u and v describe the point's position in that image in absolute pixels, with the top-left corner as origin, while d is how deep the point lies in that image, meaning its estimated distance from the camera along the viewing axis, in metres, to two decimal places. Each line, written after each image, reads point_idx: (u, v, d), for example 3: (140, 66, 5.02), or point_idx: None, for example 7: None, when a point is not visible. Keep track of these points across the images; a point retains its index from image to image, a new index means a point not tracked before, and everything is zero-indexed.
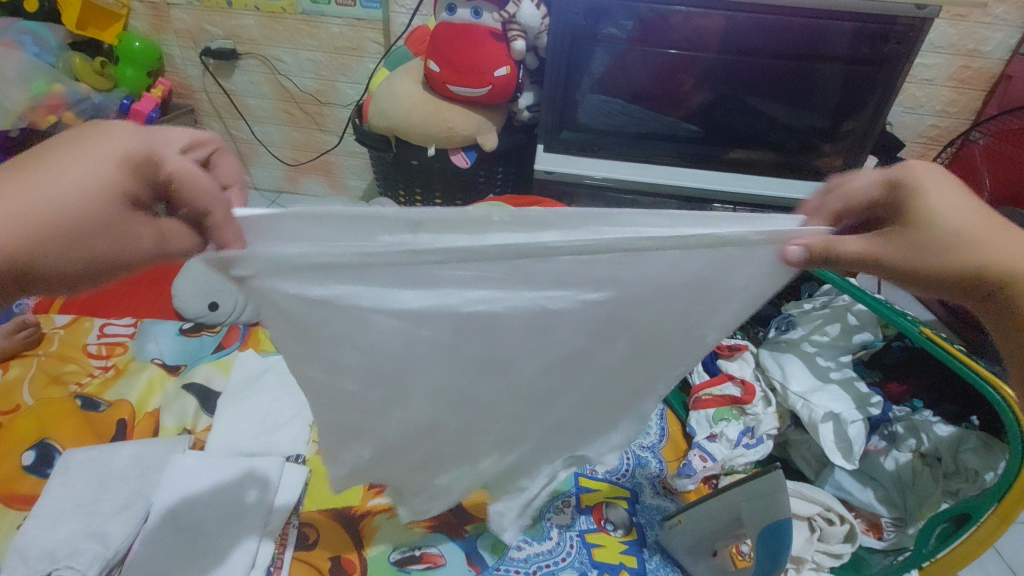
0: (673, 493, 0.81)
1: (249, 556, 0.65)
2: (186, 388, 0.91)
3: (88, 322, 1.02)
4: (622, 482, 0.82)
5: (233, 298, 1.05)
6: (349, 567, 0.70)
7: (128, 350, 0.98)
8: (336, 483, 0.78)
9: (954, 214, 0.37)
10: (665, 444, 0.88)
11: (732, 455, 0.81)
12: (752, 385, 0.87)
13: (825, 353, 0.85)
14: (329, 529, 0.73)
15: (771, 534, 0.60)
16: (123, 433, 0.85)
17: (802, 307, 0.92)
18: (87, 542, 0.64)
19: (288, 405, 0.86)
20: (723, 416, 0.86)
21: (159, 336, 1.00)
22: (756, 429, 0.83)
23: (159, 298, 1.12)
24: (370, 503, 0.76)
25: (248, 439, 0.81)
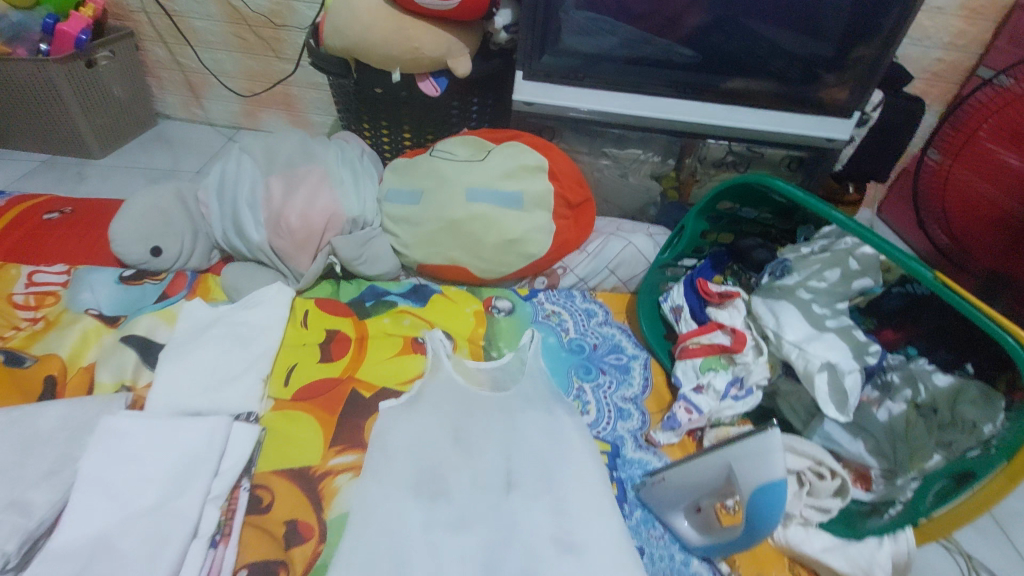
0: (655, 446, 0.76)
1: (194, 522, 0.57)
2: (125, 340, 0.82)
3: (15, 270, 0.93)
4: (603, 436, 0.77)
5: (178, 241, 0.95)
6: (307, 532, 0.63)
7: (61, 300, 0.89)
8: (288, 439, 0.72)
9: None
10: (648, 396, 0.84)
11: (719, 408, 0.76)
12: (743, 334, 0.79)
13: (820, 300, 0.80)
14: (286, 489, 0.67)
15: (766, 507, 0.57)
16: (54, 390, 0.76)
17: (799, 252, 0.84)
18: (3, 514, 0.57)
19: (234, 362, 0.78)
20: (710, 366, 0.80)
21: (95, 285, 0.91)
22: (745, 380, 0.77)
23: (98, 242, 1.01)
24: (332, 463, 0.70)
25: (193, 396, 0.74)
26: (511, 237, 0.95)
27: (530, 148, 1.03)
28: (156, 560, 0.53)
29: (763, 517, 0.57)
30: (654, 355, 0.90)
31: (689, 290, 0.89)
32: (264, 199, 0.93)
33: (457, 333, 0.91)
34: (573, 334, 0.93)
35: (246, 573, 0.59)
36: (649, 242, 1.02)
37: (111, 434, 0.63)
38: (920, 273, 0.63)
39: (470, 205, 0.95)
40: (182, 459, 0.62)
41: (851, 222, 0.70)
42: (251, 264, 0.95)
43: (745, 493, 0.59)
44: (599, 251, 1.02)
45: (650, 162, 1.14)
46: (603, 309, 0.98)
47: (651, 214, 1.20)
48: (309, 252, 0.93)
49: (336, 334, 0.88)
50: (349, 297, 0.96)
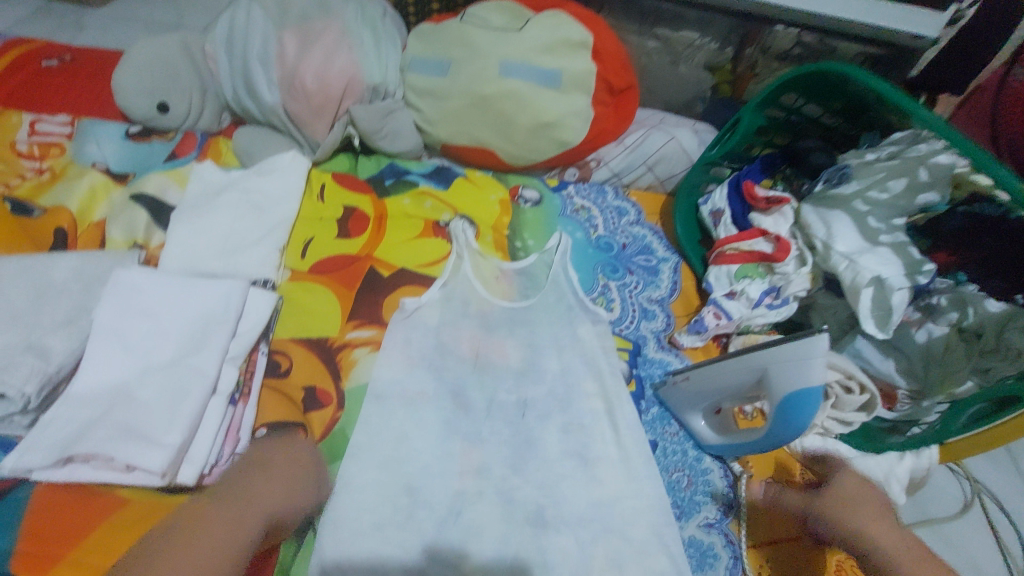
0: (677, 348, 0.74)
1: (213, 378, 0.56)
2: (135, 198, 0.78)
3: (14, 117, 0.87)
4: (625, 334, 0.75)
5: (186, 98, 0.88)
6: (325, 400, 0.64)
7: (66, 152, 0.84)
8: (306, 311, 0.70)
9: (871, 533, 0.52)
10: (675, 299, 0.81)
11: (750, 315, 0.73)
12: (787, 241, 0.74)
13: (879, 214, 0.72)
14: (303, 357, 0.66)
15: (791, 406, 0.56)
16: (66, 242, 0.73)
17: (863, 157, 0.76)
18: (23, 355, 0.57)
19: (250, 229, 0.75)
20: (746, 273, 0.75)
21: (100, 139, 0.85)
22: (783, 290, 0.73)
23: (101, 94, 0.94)
24: (350, 336, 0.70)
25: (208, 258, 0.71)
26: (546, 120, 0.87)
27: (573, 20, 0.91)
28: (174, 408, 0.52)
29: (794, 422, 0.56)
30: (686, 258, 0.85)
31: (734, 193, 0.83)
32: (277, 56, 0.84)
33: (481, 221, 0.86)
34: (602, 232, 0.88)
35: (267, 429, 0.59)
36: (693, 139, 0.94)
37: (124, 288, 0.60)
38: (1004, 181, 0.56)
39: (502, 80, 0.86)
40: (199, 318, 0.61)
41: (937, 122, 0.62)
42: (264, 129, 0.89)
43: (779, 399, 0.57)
44: (638, 145, 0.93)
45: (707, 49, 1.00)
46: (636, 209, 0.92)
47: (697, 111, 1.09)
48: (326, 120, 0.86)
49: (354, 212, 0.83)
50: (368, 174, 0.90)
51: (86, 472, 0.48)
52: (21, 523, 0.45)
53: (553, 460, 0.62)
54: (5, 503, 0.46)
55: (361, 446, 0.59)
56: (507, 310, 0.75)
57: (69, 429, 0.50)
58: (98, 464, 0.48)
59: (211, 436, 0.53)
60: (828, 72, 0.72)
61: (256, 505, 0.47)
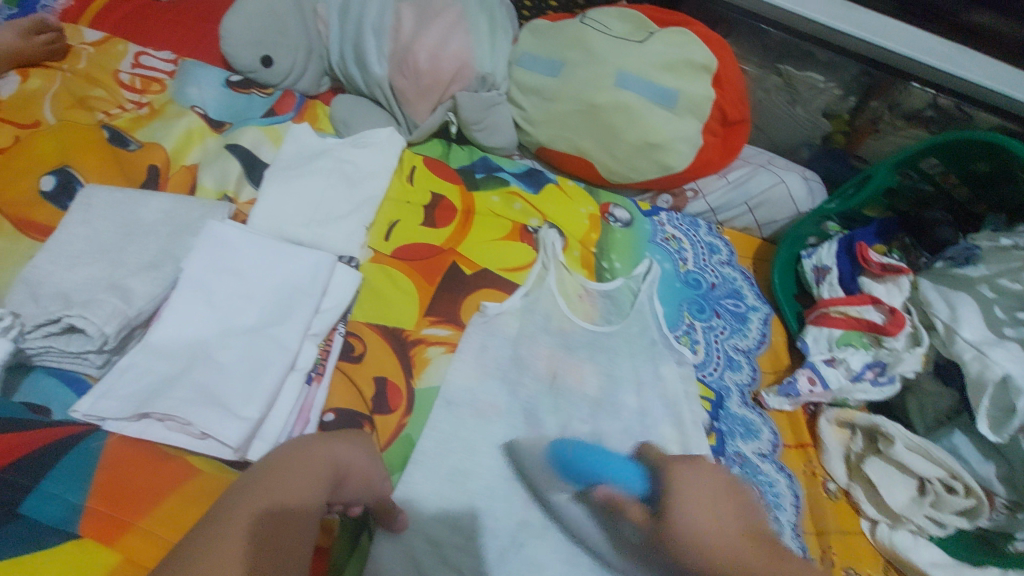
0: (762, 408, 0.70)
1: (292, 354, 0.53)
2: (229, 148, 0.76)
3: (120, 46, 0.86)
4: (707, 381, 0.70)
5: (291, 55, 0.85)
6: (395, 397, 0.60)
7: (167, 90, 0.82)
8: (385, 297, 0.67)
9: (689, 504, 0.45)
10: (762, 353, 0.76)
11: (850, 388, 0.68)
12: (903, 316, 0.69)
13: (1007, 303, 0.66)
14: (379, 345, 0.63)
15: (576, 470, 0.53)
16: (156, 182, 0.72)
17: (997, 240, 0.69)
18: (106, 294, 0.55)
19: (339, 201, 0.72)
20: (849, 341, 0.71)
21: (201, 82, 0.84)
22: (889, 367, 0.68)
23: (205, 36, 0.92)
24: (426, 332, 0.66)
25: (296, 225, 0.69)
26: (653, 141, 0.82)
27: (699, 40, 0.86)
28: (254, 378, 0.50)
29: (596, 463, 0.52)
30: (778, 311, 0.80)
31: (843, 253, 0.78)
32: (393, 28, 0.82)
33: (570, 233, 0.82)
34: (691, 267, 0.82)
35: (335, 415, 0.57)
36: (802, 186, 0.89)
37: (210, 242, 0.58)
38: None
39: (616, 91, 0.82)
40: (283, 287, 0.58)
41: None
42: (364, 101, 0.86)
43: (557, 475, 0.55)
44: (742, 183, 0.89)
45: (829, 94, 0.95)
46: (728, 248, 0.87)
47: (802, 156, 1.04)
48: (429, 102, 0.83)
49: (441, 200, 0.80)
50: (459, 164, 0.87)
51: (159, 431, 0.46)
52: (93, 477, 0.42)
53: None
54: (77, 451, 0.43)
55: (428, 455, 0.57)
56: (589, 332, 0.70)
57: (146, 381, 0.48)
58: (173, 426, 0.46)
59: (284, 416, 0.51)
60: (973, 139, 0.67)
61: (312, 467, 0.44)
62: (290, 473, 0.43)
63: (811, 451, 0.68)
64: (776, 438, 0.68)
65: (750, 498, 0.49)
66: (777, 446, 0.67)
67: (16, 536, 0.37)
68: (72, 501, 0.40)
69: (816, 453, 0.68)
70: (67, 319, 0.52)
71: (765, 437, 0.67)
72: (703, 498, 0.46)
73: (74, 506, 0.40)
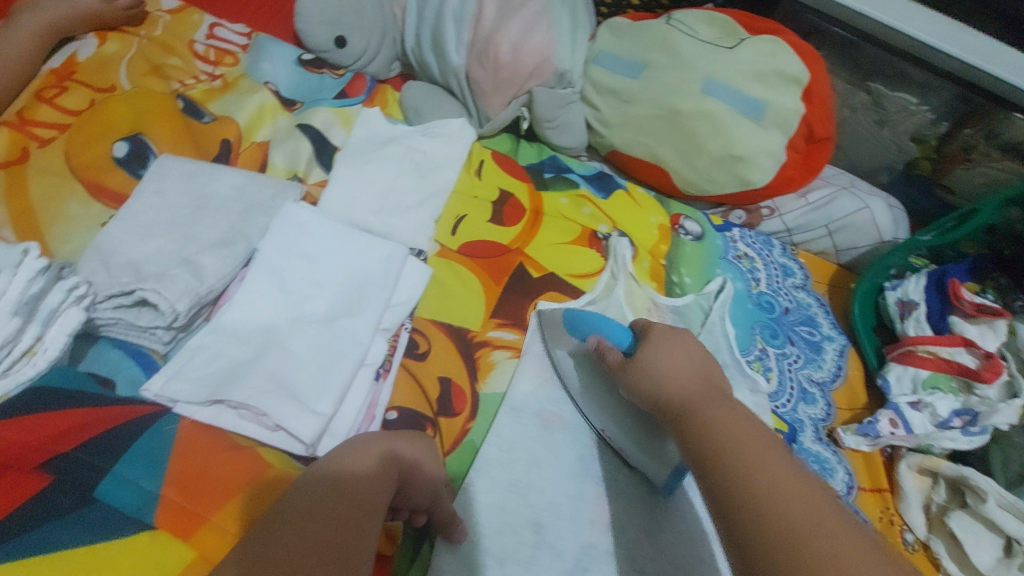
0: (838, 446, 0.66)
1: (365, 348, 0.51)
2: (300, 128, 0.74)
3: (196, 16, 0.84)
4: (781, 413, 0.66)
5: (365, 37, 0.83)
6: (459, 399, 0.57)
7: (240, 63, 0.81)
8: (451, 293, 0.65)
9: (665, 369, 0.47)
10: (837, 387, 0.72)
11: (937, 435, 0.64)
12: (1000, 363, 0.64)
13: None
14: (444, 343, 0.60)
15: (580, 320, 0.57)
16: (227, 157, 0.70)
17: None
18: (178, 269, 0.53)
19: (409, 190, 0.70)
20: (936, 384, 0.66)
21: (274, 58, 0.82)
22: (981, 417, 0.63)
23: (279, 12, 0.91)
24: (492, 334, 0.63)
25: (366, 212, 0.67)
26: (738, 153, 0.79)
27: (791, 50, 0.82)
28: (327, 371, 0.48)
29: (599, 319, 0.55)
30: (855, 343, 0.76)
31: (932, 288, 0.73)
32: (475, 17, 0.79)
33: (639, 244, 0.79)
34: (764, 288, 0.79)
35: (398, 414, 0.55)
36: (887, 213, 0.83)
37: (285, 223, 0.56)
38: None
39: (703, 98, 0.79)
40: (355, 276, 0.56)
41: None
42: (436, 89, 0.84)
43: (563, 328, 0.60)
44: (823, 204, 0.84)
45: (920, 117, 0.89)
46: (802, 272, 0.83)
47: (880, 181, 0.99)
48: (506, 95, 0.80)
49: (509, 198, 0.77)
50: (528, 162, 0.84)
51: (230, 419, 0.45)
52: (169, 464, 0.40)
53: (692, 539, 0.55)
54: (150, 434, 0.42)
55: (491, 466, 0.54)
56: None
57: (218, 365, 0.47)
58: (245, 415, 0.45)
59: (354, 413, 0.49)
60: None
61: (360, 484, 0.39)
62: (335, 480, 0.39)
63: (887, 496, 0.64)
64: (851, 479, 0.63)
65: (722, 373, 0.50)
66: (852, 488, 0.62)
67: (91, 522, 0.36)
68: (148, 488, 0.38)
69: (892, 499, 0.64)
70: (141, 292, 0.51)
71: (840, 477, 0.63)
72: (681, 352, 0.49)
73: (149, 493, 0.38)
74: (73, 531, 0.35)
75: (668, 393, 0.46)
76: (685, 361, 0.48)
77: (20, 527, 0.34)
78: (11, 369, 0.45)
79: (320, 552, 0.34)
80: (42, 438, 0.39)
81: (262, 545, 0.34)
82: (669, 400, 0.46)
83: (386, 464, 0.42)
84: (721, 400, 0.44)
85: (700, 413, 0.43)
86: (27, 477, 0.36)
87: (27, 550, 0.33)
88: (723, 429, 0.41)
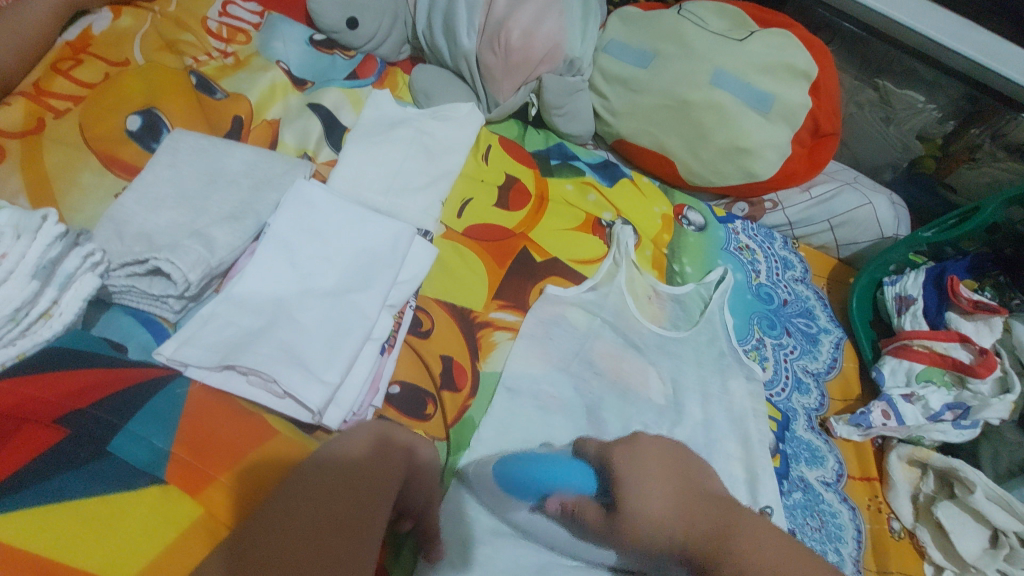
0: (829, 435, 0.67)
1: (371, 323, 0.52)
2: (312, 107, 0.75)
3: None
4: (775, 401, 0.68)
5: (377, 19, 0.84)
6: (460, 377, 0.59)
7: (253, 42, 0.82)
8: (455, 275, 0.66)
9: (653, 504, 0.40)
10: (832, 379, 0.73)
11: (927, 427, 0.65)
12: (994, 359, 0.65)
13: None
14: (447, 323, 0.62)
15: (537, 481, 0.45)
16: (238, 133, 0.71)
17: None
18: (190, 241, 0.54)
19: (416, 172, 0.71)
20: (929, 377, 0.67)
21: (287, 38, 0.83)
22: (972, 411, 0.64)
23: None
24: (494, 316, 0.64)
25: (373, 192, 0.68)
26: (743, 145, 0.80)
27: (799, 43, 0.82)
28: (333, 343, 0.49)
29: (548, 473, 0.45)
30: (851, 337, 0.77)
31: (930, 284, 0.74)
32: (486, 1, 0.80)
33: (643, 232, 0.79)
34: (764, 280, 0.80)
35: (401, 388, 0.56)
36: (889, 209, 0.84)
37: (294, 200, 0.57)
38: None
39: (711, 89, 0.79)
40: (364, 252, 0.57)
41: None
42: (446, 73, 0.85)
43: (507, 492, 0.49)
44: (826, 200, 0.85)
45: (927, 116, 0.90)
46: (803, 265, 0.84)
47: (883, 179, 0.99)
48: (515, 81, 0.81)
49: (515, 182, 0.78)
50: (535, 148, 0.85)
51: (240, 384, 0.47)
52: (178, 423, 0.40)
53: None
54: (162, 394, 0.43)
55: (489, 441, 0.56)
56: (658, 335, 0.68)
57: (229, 332, 0.49)
58: (255, 382, 0.47)
59: (358, 385, 0.50)
60: None
61: (356, 476, 0.36)
62: (333, 467, 0.36)
63: (876, 485, 0.64)
64: (841, 467, 0.65)
65: (695, 471, 0.44)
66: (841, 476, 0.64)
67: (103, 473, 0.36)
68: (157, 444, 0.38)
69: (881, 488, 0.64)
70: (155, 261, 0.52)
71: (830, 465, 0.64)
72: (651, 471, 0.42)
73: (158, 449, 0.38)
74: (86, 483, 0.35)
75: (670, 531, 0.39)
76: (661, 470, 0.43)
77: (36, 478, 0.35)
78: (27, 331, 0.46)
79: (330, 532, 0.32)
80: (54, 392, 0.39)
81: (260, 538, 0.31)
82: (680, 542, 0.39)
83: (382, 445, 0.40)
84: (731, 512, 0.40)
85: (728, 548, 0.38)
86: (42, 429, 0.37)
87: (41, 499, 0.34)
88: (769, 564, 0.36)
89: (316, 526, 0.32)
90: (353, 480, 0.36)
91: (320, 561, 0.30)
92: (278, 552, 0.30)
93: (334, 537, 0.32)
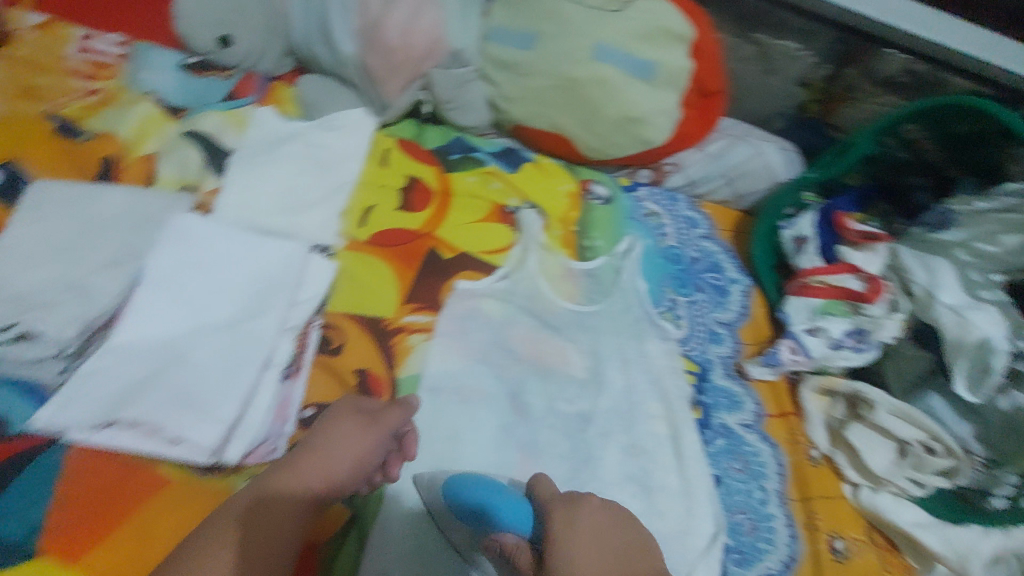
0: (745, 378, 0.70)
1: (266, 351, 0.51)
2: (189, 136, 0.72)
3: (67, 31, 0.80)
4: (691, 355, 0.71)
5: (250, 34, 0.80)
6: (375, 388, 0.58)
7: (120, 74, 0.78)
8: (361, 285, 0.64)
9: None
10: (744, 325, 0.76)
11: (830, 355, 0.69)
12: (881, 284, 0.70)
13: (981, 266, 0.69)
14: (357, 336, 0.60)
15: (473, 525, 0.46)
16: (112, 175, 0.68)
17: (971, 204, 0.71)
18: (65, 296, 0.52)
19: (308, 187, 0.69)
20: (829, 310, 0.71)
21: (157, 67, 0.79)
22: (869, 334, 0.69)
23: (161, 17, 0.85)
24: (406, 320, 0.63)
25: (264, 215, 0.66)
26: (633, 115, 0.81)
27: (675, 7, 0.84)
28: (224, 379, 0.49)
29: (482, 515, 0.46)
30: (758, 282, 0.81)
31: (822, 222, 0.78)
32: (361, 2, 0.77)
33: (550, 212, 0.80)
34: (672, 241, 0.84)
35: (315, 410, 0.53)
36: (780, 157, 0.88)
37: (171, 237, 0.55)
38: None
39: (595, 64, 0.80)
40: (253, 282, 0.56)
41: None
42: (331, 81, 0.83)
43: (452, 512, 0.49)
44: (722, 153, 0.88)
45: (805, 62, 0.94)
46: (708, 222, 0.87)
47: (776, 127, 1.03)
48: (400, 81, 0.80)
49: (416, 182, 0.77)
50: (433, 145, 0.83)
51: (128, 439, 0.46)
52: (55, 492, 0.43)
53: (612, 482, 0.58)
54: (37, 468, 0.44)
55: (411, 444, 0.55)
56: (573, 313, 0.70)
57: (114, 386, 0.47)
58: (144, 432, 0.46)
59: (261, 416, 0.50)
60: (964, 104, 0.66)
61: (329, 475, 0.46)
62: (316, 461, 0.46)
63: (793, 419, 0.68)
64: (759, 408, 0.68)
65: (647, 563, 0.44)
66: (760, 416, 0.67)
67: None
68: (31, 521, 0.42)
69: (798, 421, 0.68)
70: (25, 323, 0.51)
71: (748, 407, 0.68)
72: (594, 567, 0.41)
73: (31, 526, 0.42)
74: None
75: None
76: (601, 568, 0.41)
77: None
78: None
79: (284, 527, 0.44)
80: None
81: (247, 508, 0.44)
82: None
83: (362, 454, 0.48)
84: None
85: None
86: None
87: None
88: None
89: (281, 517, 0.44)
90: (322, 479, 0.46)
91: (271, 543, 0.43)
92: (251, 529, 0.42)
93: (285, 530, 0.44)
